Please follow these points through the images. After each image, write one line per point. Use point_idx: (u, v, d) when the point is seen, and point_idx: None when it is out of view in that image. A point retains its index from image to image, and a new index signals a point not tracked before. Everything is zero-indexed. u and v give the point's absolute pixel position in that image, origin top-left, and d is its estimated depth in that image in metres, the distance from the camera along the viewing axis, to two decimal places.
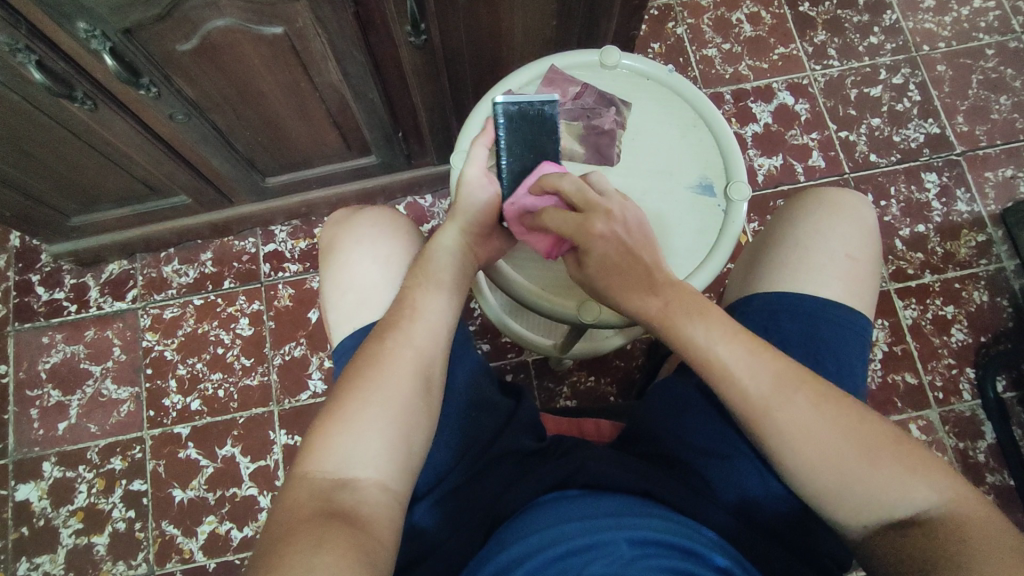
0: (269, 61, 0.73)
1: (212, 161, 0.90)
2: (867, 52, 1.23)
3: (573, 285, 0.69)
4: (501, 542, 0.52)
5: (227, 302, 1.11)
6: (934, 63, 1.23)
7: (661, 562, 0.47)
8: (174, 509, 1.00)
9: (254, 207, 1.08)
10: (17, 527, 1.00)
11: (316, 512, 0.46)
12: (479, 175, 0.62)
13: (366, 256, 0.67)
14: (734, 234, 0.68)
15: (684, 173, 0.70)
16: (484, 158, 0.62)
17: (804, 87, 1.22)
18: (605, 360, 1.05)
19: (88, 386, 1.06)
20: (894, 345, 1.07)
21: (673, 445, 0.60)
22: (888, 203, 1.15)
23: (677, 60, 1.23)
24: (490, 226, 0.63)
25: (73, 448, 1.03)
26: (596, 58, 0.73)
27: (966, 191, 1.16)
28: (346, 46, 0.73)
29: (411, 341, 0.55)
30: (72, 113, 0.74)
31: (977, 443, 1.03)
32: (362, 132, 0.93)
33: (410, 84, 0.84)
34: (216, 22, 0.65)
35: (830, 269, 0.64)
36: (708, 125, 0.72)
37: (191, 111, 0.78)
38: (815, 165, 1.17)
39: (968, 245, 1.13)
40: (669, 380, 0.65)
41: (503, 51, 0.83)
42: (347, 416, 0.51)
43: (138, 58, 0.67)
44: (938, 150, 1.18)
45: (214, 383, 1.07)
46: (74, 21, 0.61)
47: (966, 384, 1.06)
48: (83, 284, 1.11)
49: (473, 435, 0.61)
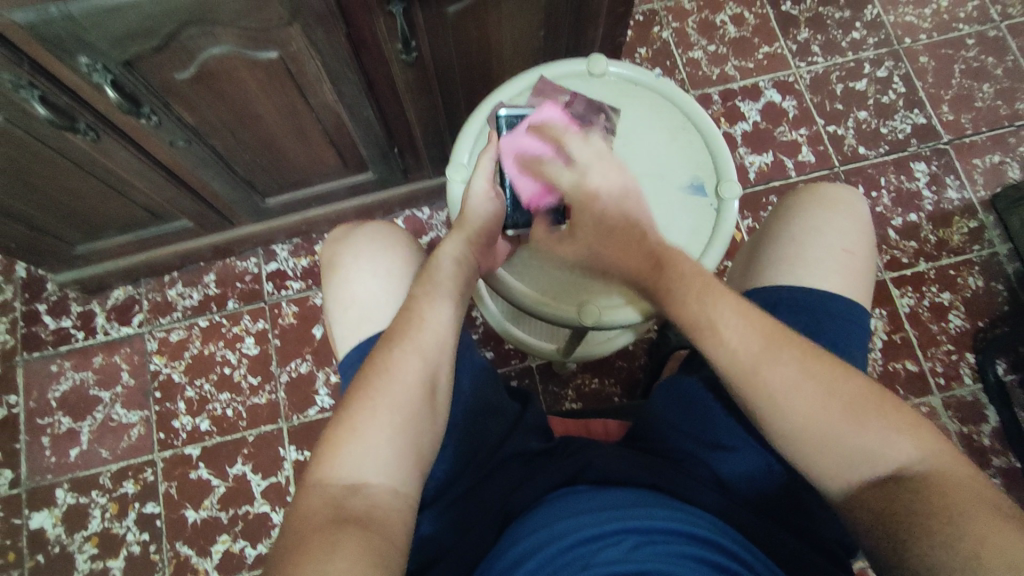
0: (266, 84, 0.75)
1: (212, 184, 0.92)
2: (850, 47, 1.26)
3: (573, 289, 0.70)
4: (512, 537, 0.53)
5: (232, 323, 1.12)
6: (916, 54, 1.25)
7: (671, 551, 0.47)
8: (187, 530, 1.01)
9: (255, 227, 1.10)
10: (32, 555, 1.00)
11: (329, 520, 0.47)
12: (484, 187, 0.65)
13: (365, 270, 0.69)
14: (728, 231, 0.69)
15: (676, 175, 0.72)
16: (490, 170, 0.65)
17: (790, 84, 1.24)
18: (608, 361, 1.07)
19: (98, 412, 1.08)
20: (892, 334, 1.08)
21: (678, 440, 0.61)
22: (880, 193, 1.17)
23: (664, 64, 1.25)
24: (494, 237, 0.65)
25: (85, 474, 1.04)
26: (584, 66, 0.75)
27: (955, 179, 1.17)
28: (339, 67, 0.75)
29: (418, 349, 0.56)
30: (75, 144, 0.75)
31: (981, 426, 1.04)
32: (358, 149, 0.95)
33: (403, 100, 0.86)
34: (213, 50, 0.67)
35: (828, 263, 0.65)
36: (696, 126, 0.74)
37: (191, 137, 0.80)
38: (804, 160, 1.19)
39: (960, 232, 1.14)
40: (671, 377, 0.66)
41: (493, 63, 0.85)
42: (356, 424, 0.52)
43: (138, 88, 0.69)
44: (926, 140, 1.20)
45: (222, 403, 1.08)
46: (76, 56, 0.62)
47: (967, 368, 1.07)
48: (89, 311, 1.13)
49: (480, 439, 0.62)
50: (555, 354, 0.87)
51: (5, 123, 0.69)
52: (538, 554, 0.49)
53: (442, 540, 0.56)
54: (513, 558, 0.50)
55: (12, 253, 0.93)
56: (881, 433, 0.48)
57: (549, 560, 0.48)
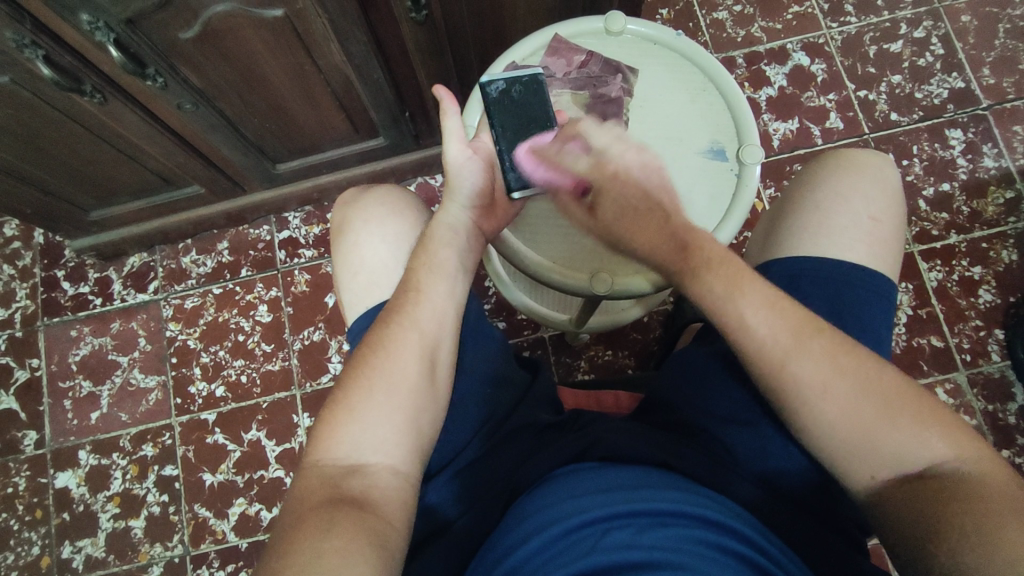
0: (273, 44, 0.73)
1: (222, 150, 0.91)
2: (886, 6, 1.19)
3: (585, 257, 0.68)
4: (515, 515, 0.52)
5: (246, 290, 1.12)
6: (957, 14, 1.18)
7: (678, 532, 0.46)
8: (205, 492, 1.03)
9: (267, 194, 1.09)
10: (59, 513, 1.04)
11: (325, 499, 0.47)
12: (459, 152, 0.60)
13: (375, 235, 0.68)
14: (748, 199, 0.66)
15: (695, 139, 0.68)
16: (462, 133, 0.59)
17: (819, 47, 1.18)
18: (622, 333, 1.05)
19: (117, 376, 1.09)
20: (918, 308, 1.05)
21: (693, 415, 0.60)
22: (911, 162, 1.12)
23: (686, 26, 1.19)
24: (489, 198, 0.62)
25: (106, 437, 1.07)
26: (602, 25, 0.71)
27: (993, 146, 1.12)
28: (347, 27, 0.72)
29: (416, 324, 0.55)
30: (81, 107, 0.74)
31: (1007, 405, 1.00)
32: (368, 114, 0.92)
33: (413, 62, 0.83)
34: (216, 7, 0.65)
35: (852, 233, 0.62)
36: (718, 88, 0.70)
37: (199, 100, 0.78)
38: (832, 127, 1.13)
39: (995, 203, 1.09)
40: (686, 349, 0.64)
41: (507, 20, 0.82)
42: (354, 404, 0.52)
43: (143, 48, 0.67)
44: (963, 105, 1.14)
45: (237, 369, 1.09)
46: (77, 13, 0.61)
47: (995, 345, 1.03)
48: (106, 278, 1.14)
49: (490, 409, 0.61)
50: (568, 325, 0.86)
51: (11, 85, 0.68)
52: (538, 536, 0.48)
53: (451, 511, 0.56)
54: (514, 538, 0.49)
55: (27, 218, 0.94)
56: (894, 424, 0.47)
57: (548, 544, 0.47)
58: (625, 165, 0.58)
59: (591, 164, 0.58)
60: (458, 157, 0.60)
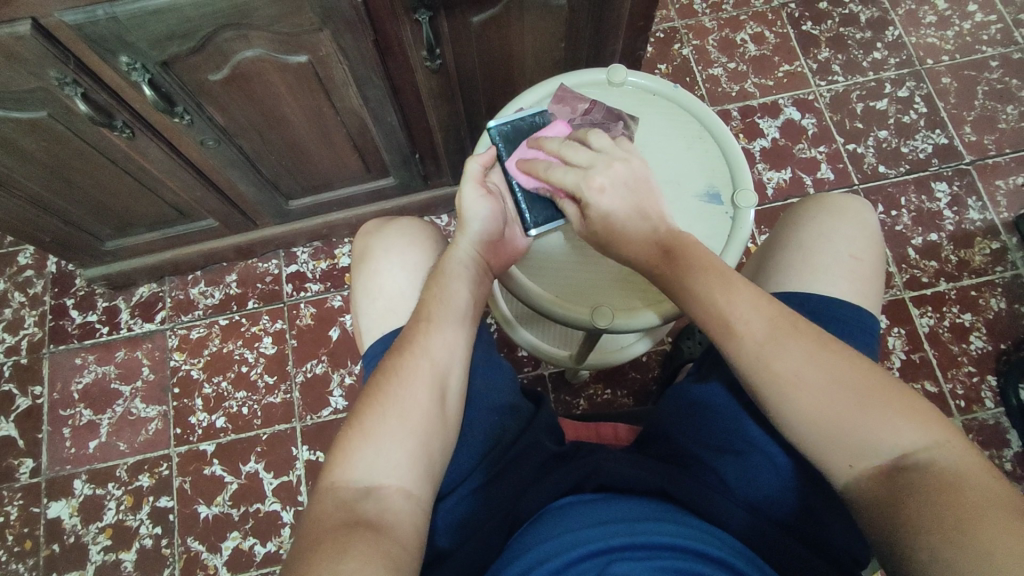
0: (294, 87, 0.78)
1: (239, 186, 0.95)
2: (871, 67, 1.26)
3: (587, 292, 0.70)
4: (516, 549, 0.52)
5: (251, 322, 1.14)
6: (938, 75, 1.25)
7: (673, 566, 0.47)
8: (198, 525, 1.02)
9: (278, 229, 1.12)
10: (48, 544, 1.02)
11: (341, 522, 0.48)
12: (480, 189, 0.63)
13: (394, 263, 0.70)
14: (744, 239, 0.69)
15: (691, 183, 0.72)
16: (481, 174, 0.64)
17: (810, 103, 1.24)
18: (621, 372, 1.07)
19: (118, 406, 1.10)
20: (911, 353, 1.07)
21: (687, 443, 0.61)
22: (900, 213, 1.16)
23: (683, 80, 1.26)
24: (498, 234, 0.65)
25: (103, 466, 1.06)
26: (604, 77, 0.77)
27: (977, 200, 1.16)
28: (366, 73, 0.77)
29: (428, 353, 0.57)
30: (110, 140, 0.78)
31: (1003, 451, 1.01)
32: (380, 154, 0.97)
33: (426, 107, 0.88)
34: (246, 52, 0.70)
35: (836, 269, 0.65)
36: (713, 137, 0.74)
37: (221, 137, 0.82)
38: (823, 177, 1.18)
39: (982, 253, 1.13)
40: (685, 384, 0.66)
41: (515, 70, 0.88)
42: (368, 429, 0.53)
43: (174, 88, 0.72)
44: (947, 160, 1.19)
45: (238, 400, 1.10)
46: (118, 55, 0.65)
47: (988, 392, 1.04)
48: (115, 307, 1.16)
49: (495, 435, 0.62)
50: (568, 361, 0.87)
51: (48, 119, 0.72)
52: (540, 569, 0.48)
53: (449, 540, 0.57)
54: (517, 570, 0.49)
55: (45, 246, 0.97)
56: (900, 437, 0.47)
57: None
58: (609, 176, 0.59)
59: (575, 180, 0.60)
60: (477, 204, 0.63)
